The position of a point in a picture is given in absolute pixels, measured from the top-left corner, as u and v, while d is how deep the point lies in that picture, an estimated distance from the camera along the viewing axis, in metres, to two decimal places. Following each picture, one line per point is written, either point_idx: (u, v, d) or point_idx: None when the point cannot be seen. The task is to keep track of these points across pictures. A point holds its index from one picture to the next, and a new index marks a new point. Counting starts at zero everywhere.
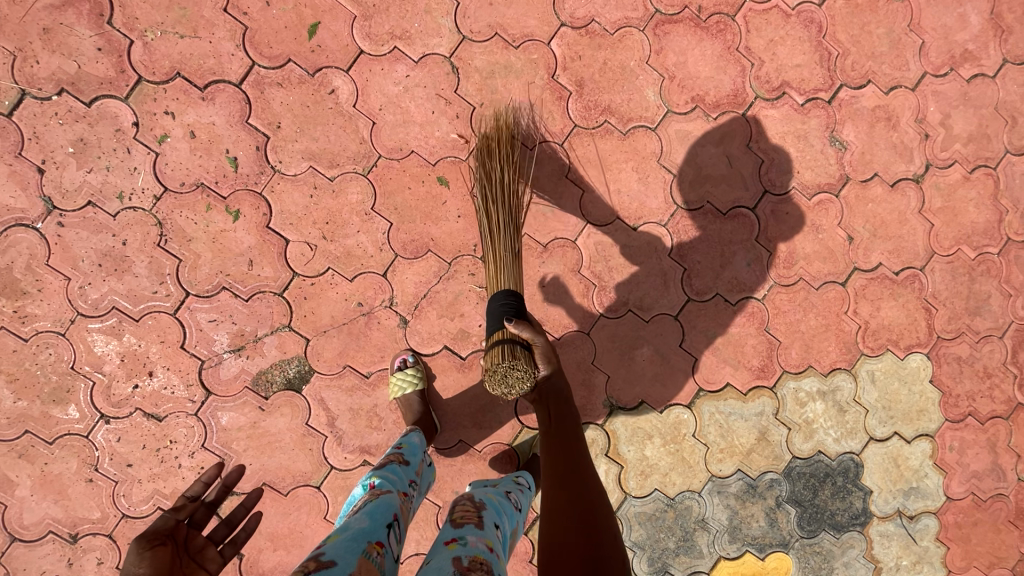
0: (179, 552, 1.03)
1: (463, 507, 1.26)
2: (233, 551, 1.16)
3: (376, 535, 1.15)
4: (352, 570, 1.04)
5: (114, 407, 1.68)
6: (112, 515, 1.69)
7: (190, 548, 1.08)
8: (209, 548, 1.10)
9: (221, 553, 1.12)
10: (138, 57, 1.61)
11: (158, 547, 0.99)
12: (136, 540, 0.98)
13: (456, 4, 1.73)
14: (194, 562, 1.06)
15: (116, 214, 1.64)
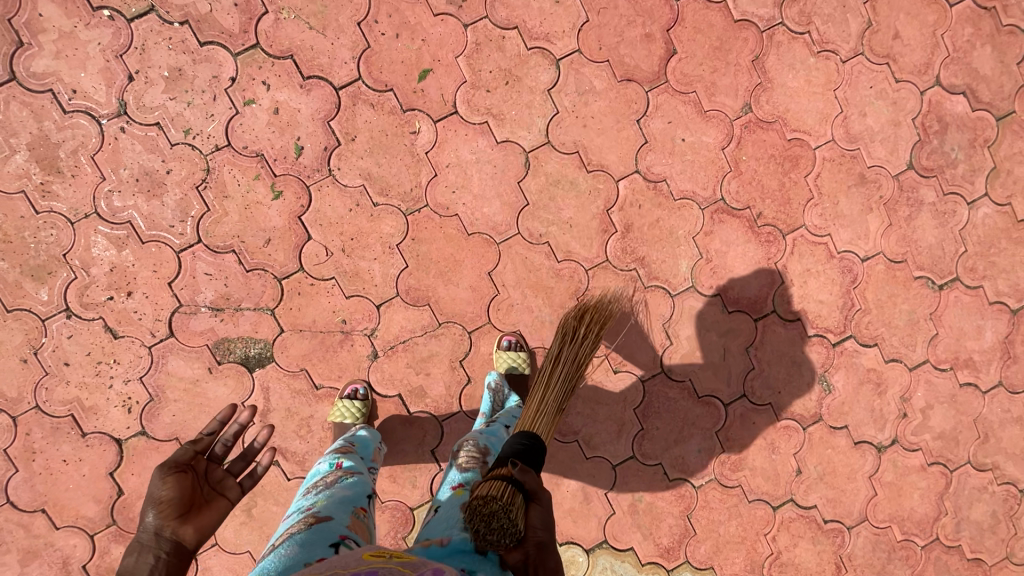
0: (195, 484, 1.16)
1: (470, 453, 1.44)
2: (256, 475, 1.26)
3: (360, 501, 1.28)
4: (347, 523, 1.19)
5: (80, 307, 1.71)
6: (25, 402, 1.71)
7: (210, 479, 1.20)
8: (227, 480, 1.22)
9: (239, 485, 1.23)
10: (264, 27, 1.72)
11: (181, 473, 1.13)
12: (160, 471, 1.12)
13: (556, 110, 1.84)
14: (215, 489, 1.19)
15: (175, 144, 1.71)
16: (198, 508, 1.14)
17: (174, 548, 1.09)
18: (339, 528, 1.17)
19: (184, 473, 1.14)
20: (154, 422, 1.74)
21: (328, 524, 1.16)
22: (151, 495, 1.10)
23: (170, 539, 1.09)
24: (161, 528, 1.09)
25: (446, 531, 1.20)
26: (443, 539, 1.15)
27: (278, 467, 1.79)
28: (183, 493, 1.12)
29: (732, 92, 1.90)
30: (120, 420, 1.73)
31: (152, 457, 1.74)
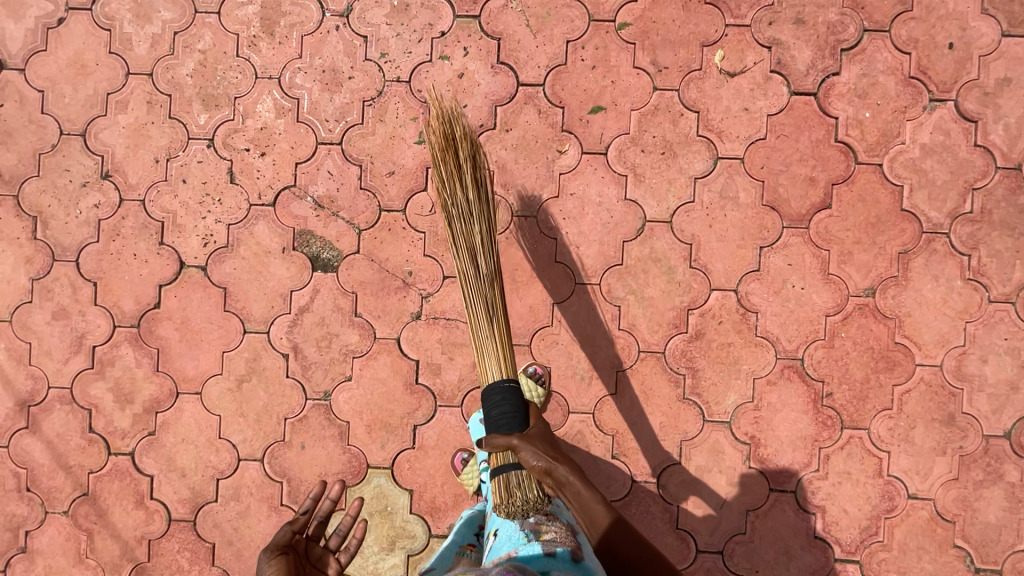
0: (296, 563, 1.25)
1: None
2: (346, 559, 1.32)
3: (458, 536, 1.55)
4: None
5: (222, 144, 1.92)
6: (137, 192, 1.93)
7: (311, 556, 1.31)
8: (326, 557, 1.31)
9: (338, 561, 1.31)
10: (491, 6, 1.88)
11: (281, 556, 1.23)
12: (264, 553, 1.22)
13: (692, 199, 1.87)
14: (314, 567, 1.30)
15: (368, 59, 1.90)
16: None
17: None
18: None
19: (285, 554, 1.23)
20: (217, 265, 1.92)
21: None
22: None
23: None
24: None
25: (509, 547, 1.34)
26: (510, 551, 1.32)
27: (285, 361, 1.92)
28: None
29: (863, 270, 1.85)
30: (194, 248, 1.93)
31: (199, 292, 1.92)
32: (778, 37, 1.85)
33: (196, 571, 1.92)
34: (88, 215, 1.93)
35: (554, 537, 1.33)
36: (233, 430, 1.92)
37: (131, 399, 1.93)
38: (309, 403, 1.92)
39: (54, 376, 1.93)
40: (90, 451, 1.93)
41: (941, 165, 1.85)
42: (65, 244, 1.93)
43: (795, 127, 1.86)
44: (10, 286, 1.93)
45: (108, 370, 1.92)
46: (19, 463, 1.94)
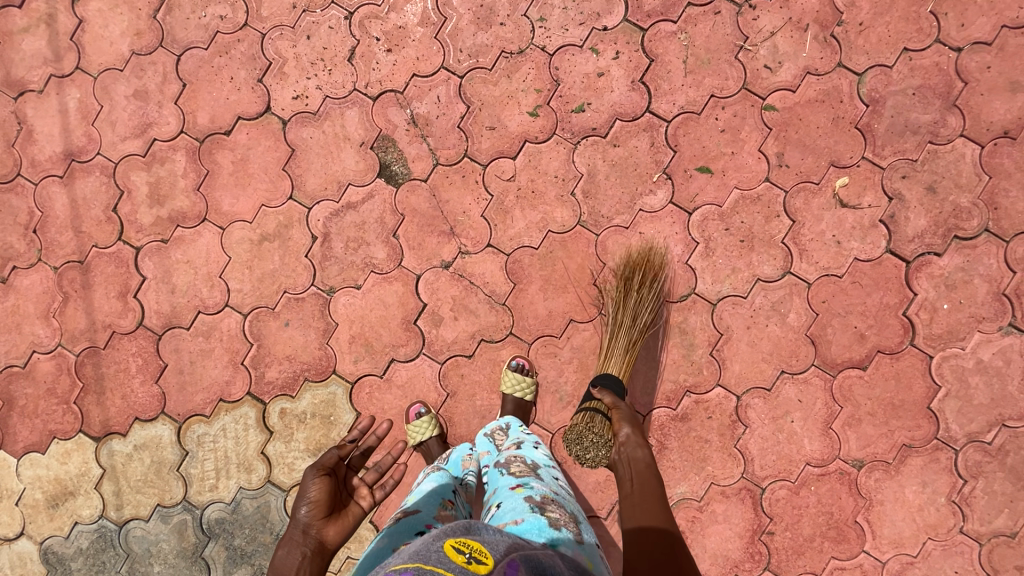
0: (336, 487, 1.45)
1: (519, 465, 1.45)
2: (381, 494, 1.51)
3: (448, 495, 1.43)
4: (434, 513, 1.35)
5: (357, 23, 1.93)
6: (261, 24, 1.94)
7: (347, 484, 1.50)
8: (360, 488, 1.50)
9: (370, 496, 1.49)
10: (662, 26, 1.85)
11: (323, 477, 1.42)
12: (311, 468, 1.43)
13: (745, 295, 1.85)
14: (348, 497, 1.48)
15: (526, 16, 1.89)
16: (337, 511, 1.42)
17: (319, 545, 1.35)
18: (427, 518, 1.33)
19: (328, 476, 1.43)
20: (296, 126, 1.94)
21: (415, 516, 1.33)
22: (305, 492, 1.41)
23: (315, 537, 1.35)
24: (310, 526, 1.36)
25: (510, 516, 1.26)
26: (514, 520, 1.24)
27: (311, 242, 1.94)
28: (327, 493, 1.40)
29: (862, 442, 1.83)
30: (284, 100, 1.94)
31: (268, 141, 1.94)
32: (903, 193, 1.81)
33: (138, 379, 1.97)
34: (209, 21, 1.95)
35: (558, 518, 1.25)
36: (233, 278, 1.95)
37: (162, 202, 1.96)
38: (312, 289, 1.94)
39: (107, 145, 1.97)
40: (103, 227, 1.97)
41: (987, 387, 1.80)
42: (176, 37, 1.95)
43: (873, 282, 1.82)
44: (111, 48, 1.97)
45: (156, 167, 1.96)
46: (38, 204, 1.99)
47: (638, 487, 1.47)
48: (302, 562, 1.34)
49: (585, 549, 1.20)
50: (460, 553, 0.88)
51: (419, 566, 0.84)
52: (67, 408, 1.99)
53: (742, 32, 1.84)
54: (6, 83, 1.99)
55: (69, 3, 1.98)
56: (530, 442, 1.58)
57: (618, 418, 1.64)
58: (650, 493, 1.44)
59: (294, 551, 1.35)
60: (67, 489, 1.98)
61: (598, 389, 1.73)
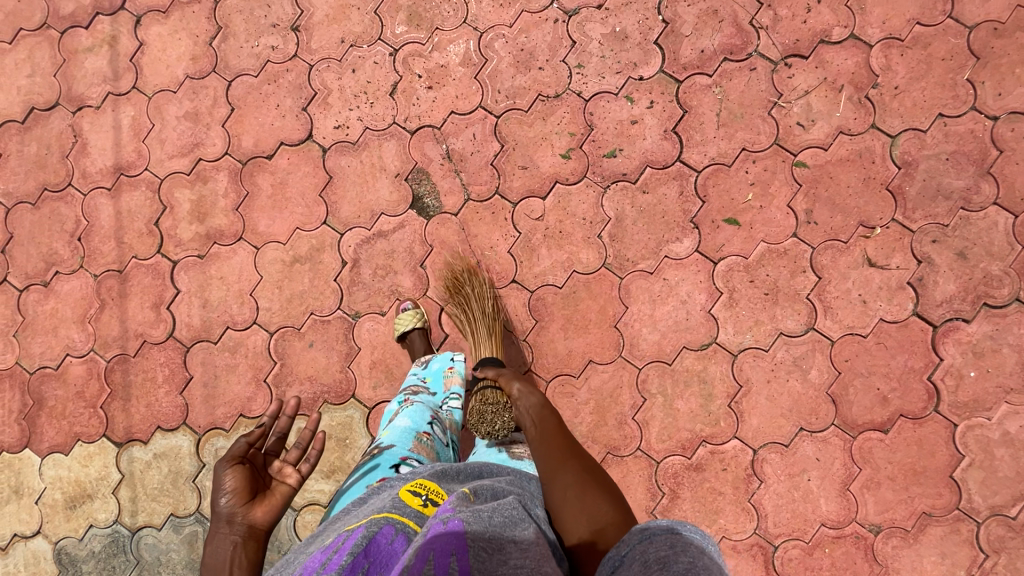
0: (257, 473, 1.25)
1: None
2: (309, 468, 1.30)
3: (420, 429, 1.53)
4: (408, 447, 1.44)
5: (401, 59, 2.00)
6: (310, 57, 2.03)
7: (266, 469, 1.29)
8: (283, 469, 1.29)
9: (299, 474, 1.30)
10: (696, 79, 1.89)
11: (239, 466, 1.22)
12: (223, 459, 1.22)
13: (766, 348, 1.84)
14: (271, 480, 1.28)
15: (564, 62, 1.95)
16: (261, 495, 1.23)
17: (246, 536, 1.17)
18: (400, 452, 1.41)
19: (243, 463, 1.22)
20: (335, 154, 2.00)
21: (391, 451, 1.40)
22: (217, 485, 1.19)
23: (241, 525, 1.17)
24: (235, 516, 1.17)
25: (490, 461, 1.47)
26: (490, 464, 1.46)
27: (341, 267, 1.99)
28: (245, 481, 1.21)
29: (880, 506, 1.79)
30: (326, 129, 2.01)
31: (308, 167, 2.01)
32: (933, 257, 1.80)
33: (164, 389, 2.02)
34: (261, 51, 2.04)
35: (521, 453, 1.53)
36: (263, 296, 2.01)
37: (202, 219, 2.03)
38: (337, 312, 1.99)
39: (155, 162, 2.06)
40: (143, 240, 2.05)
41: (1013, 459, 1.76)
42: (229, 63, 2.05)
43: (898, 344, 1.80)
44: (166, 71, 2.07)
45: (199, 185, 2.04)
46: (85, 214, 2.08)
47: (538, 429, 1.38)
48: (235, 552, 1.15)
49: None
50: (413, 498, 1.10)
51: (375, 516, 1.00)
52: (93, 412, 2.04)
53: (777, 89, 1.87)
54: (66, 98, 2.10)
55: (132, 26, 2.09)
56: None
57: (505, 380, 1.56)
58: (548, 429, 1.37)
59: (224, 545, 1.16)
60: (86, 491, 2.03)
61: (480, 368, 1.68)
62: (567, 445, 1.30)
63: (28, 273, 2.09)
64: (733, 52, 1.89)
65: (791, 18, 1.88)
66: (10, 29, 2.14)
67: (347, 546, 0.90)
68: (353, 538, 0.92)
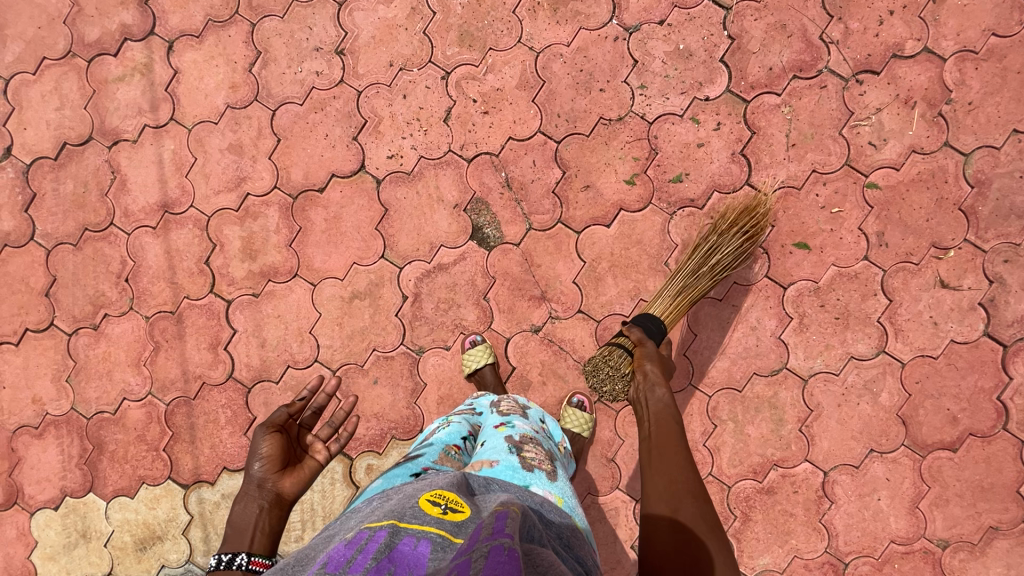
0: (290, 444, 1.27)
1: (510, 403, 1.54)
2: (338, 447, 1.29)
3: (453, 442, 1.40)
4: (433, 459, 1.30)
5: (454, 84, 1.92)
6: (358, 83, 1.93)
7: (301, 441, 1.31)
8: (315, 442, 1.30)
9: (327, 449, 1.30)
10: (765, 98, 1.83)
11: (275, 434, 1.24)
12: (262, 428, 1.25)
13: (837, 373, 1.85)
14: (302, 453, 1.30)
15: (626, 82, 1.87)
16: (292, 466, 1.25)
17: (275, 500, 1.20)
18: (426, 462, 1.28)
19: (280, 433, 1.25)
20: (390, 185, 1.94)
21: (414, 461, 1.29)
22: (255, 449, 1.22)
23: (270, 490, 1.20)
24: (265, 480, 1.20)
25: (491, 456, 1.26)
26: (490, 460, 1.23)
27: (402, 302, 1.95)
28: (280, 449, 1.23)
29: (948, 522, 1.83)
30: (379, 159, 1.94)
31: (362, 200, 1.94)
32: (1005, 277, 1.80)
33: (227, 430, 2.00)
34: (305, 77, 1.95)
35: (533, 458, 1.27)
36: (323, 334, 1.97)
37: (254, 256, 1.97)
38: (401, 348, 1.96)
39: (201, 199, 1.98)
40: (195, 280, 1.99)
41: None
42: (272, 91, 1.95)
43: (968, 365, 1.81)
44: (205, 100, 1.97)
45: (248, 222, 1.97)
46: (131, 254, 2.01)
47: (656, 427, 1.37)
48: (260, 514, 1.18)
49: (558, 482, 1.22)
50: (434, 504, 0.95)
51: (394, 523, 0.89)
52: (156, 456, 2.02)
53: (848, 107, 1.81)
54: (100, 132, 2.00)
55: (165, 52, 1.98)
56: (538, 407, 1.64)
57: (643, 355, 1.55)
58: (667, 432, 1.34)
59: (250, 507, 1.18)
60: (155, 533, 2.02)
61: (629, 324, 1.65)
62: (685, 466, 1.21)
63: (76, 317, 2.03)
64: (803, 68, 1.82)
65: (863, 31, 1.81)
66: (32, 58, 2.02)
67: (370, 553, 0.81)
68: (377, 545, 0.83)
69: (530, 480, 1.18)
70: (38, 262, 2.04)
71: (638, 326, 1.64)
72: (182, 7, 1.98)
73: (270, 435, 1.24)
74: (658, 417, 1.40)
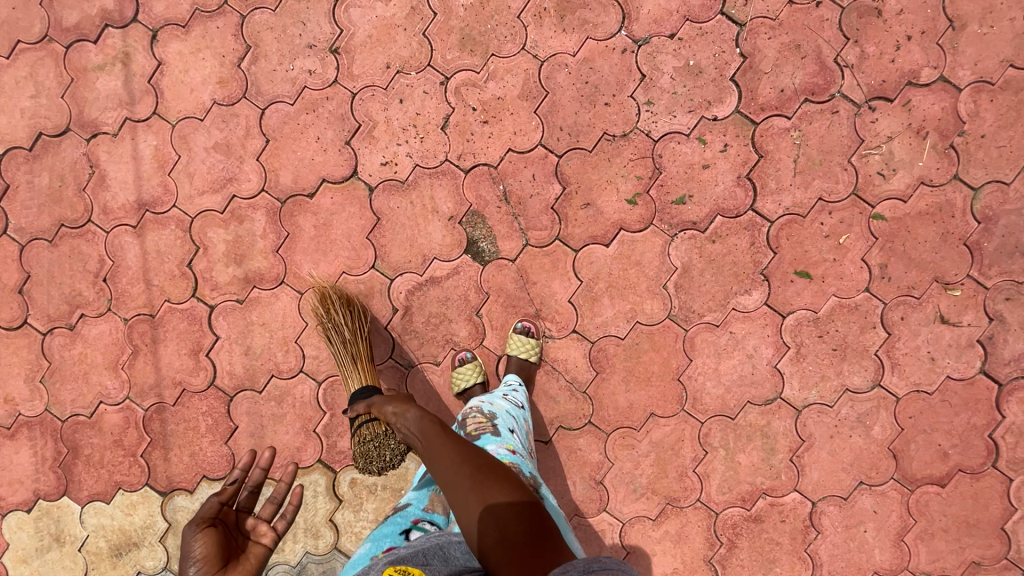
0: (226, 535, 1.19)
1: (476, 420, 1.52)
2: (286, 524, 1.33)
3: None
4: (422, 506, 1.38)
5: (454, 90, 1.84)
6: (353, 84, 1.85)
7: (239, 527, 1.24)
8: (258, 526, 1.25)
9: (272, 532, 1.25)
10: (774, 121, 1.77)
11: (207, 529, 1.16)
12: (185, 531, 1.15)
13: (831, 405, 1.82)
14: (245, 540, 1.23)
15: (632, 97, 1.80)
16: (235, 559, 1.18)
17: None
18: (414, 512, 1.36)
19: (214, 527, 1.18)
20: (383, 194, 1.87)
21: (403, 513, 1.36)
22: (184, 551, 1.13)
23: None
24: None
25: None
26: None
27: (391, 315, 1.89)
28: (215, 546, 1.15)
29: (932, 556, 1.83)
30: (372, 165, 1.86)
31: (353, 208, 1.87)
32: (1005, 315, 1.77)
33: (208, 439, 1.94)
34: (297, 75, 1.85)
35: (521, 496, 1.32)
36: (309, 344, 1.91)
37: (239, 261, 1.90)
38: (389, 361, 1.90)
39: (184, 199, 1.89)
40: (177, 283, 1.92)
41: None
42: (261, 89, 1.86)
43: (962, 402, 1.80)
44: (191, 95, 1.87)
45: (234, 225, 1.89)
46: (109, 253, 1.92)
47: (426, 441, 1.24)
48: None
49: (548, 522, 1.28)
50: None
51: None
52: (133, 461, 1.97)
53: (859, 134, 1.76)
54: (77, 123, 1.90)
55: (148, 42, 1.88)
56: (508, 403, 1.62)
57: (381, 406, 1.47)
58: (431, 436, 1.25)
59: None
60: (131, 539, 1.98)
61: (351, 404, 1.61)
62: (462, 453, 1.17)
63: (51, 316, 1.96)
64: (815, 92, 1.76)
65: (878, 56, 1.75)
66: (6, 40, 1.90)
67: None
68: None
69: None
70: (11, 257, 1.95)
71: (359, 401, 1.61)
72: None
73: (203, 531, 1.16)
74: (422, 431, 1.28)
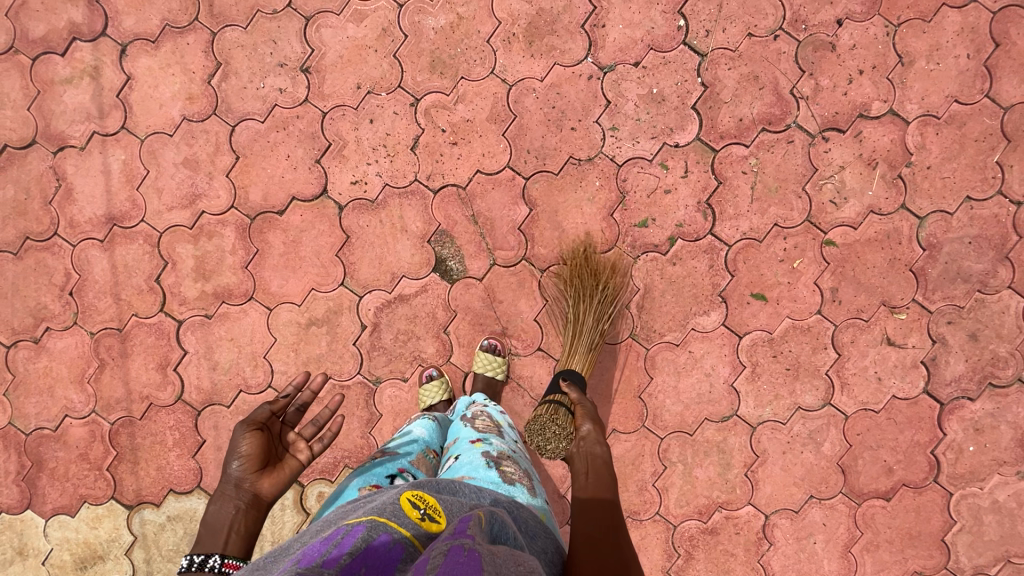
0: (270, 442, 1.25)
1: (484, 421, 1.53)
2: (321, 448, 1.28)
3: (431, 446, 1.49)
4: (410, 459, 1.38)
5: (424, 111, 1.87)
6: (324, 103, 1.87)
7: (282, 437, 1.28)
8: (298, 442, 1.28)
9: (310, 449, 1.28)
10: (733, 149, 1.84)
11: (253, 433, 1.21)
12: (240, 426, 1.22)
13: (784, 421, 1.90)
14: (284, 451, 1.27)
15: (597, 122, 1.86)
16: (271, 467, 1.23)
17: (251, 501, 1.20)
18: (403, 462, 1.35)
19: (260, 431, 1.22)
20: (352, 212, 1.89)
21: (391, 459, 1.36)
22: (234, 446, 1.21)
23: (249, 490, 1.20)
24: (244, 480, 1.20)
25: (464, 471, 1.28)
26: (468, 473, 1.26)
27: (360, 331, 1.92)
28: (259, 449, 1.21)
29: (877, 566, 1.92)
30: (342, 184, 1.89)
31: (323, 225, 1.89)
32: (947, 337, 1.87)
33: (175, 453, 1.95)
34: (267, 93, 1.87)
35: (514, 472, 1.31)
36: (277, 360, 1.93)
37: (207, 277, 1.91)
38: (357, 377, 1.93)
39: (153, 213, 1.90)
40: (144, 297, 1.92)
41: (998, 525, 1.89)
42: (232, 106, 1.87)
43: (906, 419, 1.89)
44: (160, 110, 1.88)
45: (203, 241, 1.90)
46: (76, 267, 1.92)
47: (594, 476, 1.34)
48: (235, 515, 1.18)
49: (539, 500, 1.27)
50: (414, 503, 0.95)
51: (372, 518, 0.88)
52: (99, 475, 1.97)
53: (813, 163, 1.84)
54: (44, 136, 1.89)
55: (117, 56, 1.87)
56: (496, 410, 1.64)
57: (580, 414, 1.57)
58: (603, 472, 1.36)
59: (226, 507, 1.18)
60: (96, 552, 1.98)
61: (563, 381, 1.69)
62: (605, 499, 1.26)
63: (15, 329, 1.95)
64: (772, 122, 1.83)
65: (832, 89, 1.82)
66: None
67: (341, 547, 0.81)
68: (352, 539, 0.83)
69: (514, 492, 1.23)
70: None
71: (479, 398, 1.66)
72: (137, 9, 1.87)
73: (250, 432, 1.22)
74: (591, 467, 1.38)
